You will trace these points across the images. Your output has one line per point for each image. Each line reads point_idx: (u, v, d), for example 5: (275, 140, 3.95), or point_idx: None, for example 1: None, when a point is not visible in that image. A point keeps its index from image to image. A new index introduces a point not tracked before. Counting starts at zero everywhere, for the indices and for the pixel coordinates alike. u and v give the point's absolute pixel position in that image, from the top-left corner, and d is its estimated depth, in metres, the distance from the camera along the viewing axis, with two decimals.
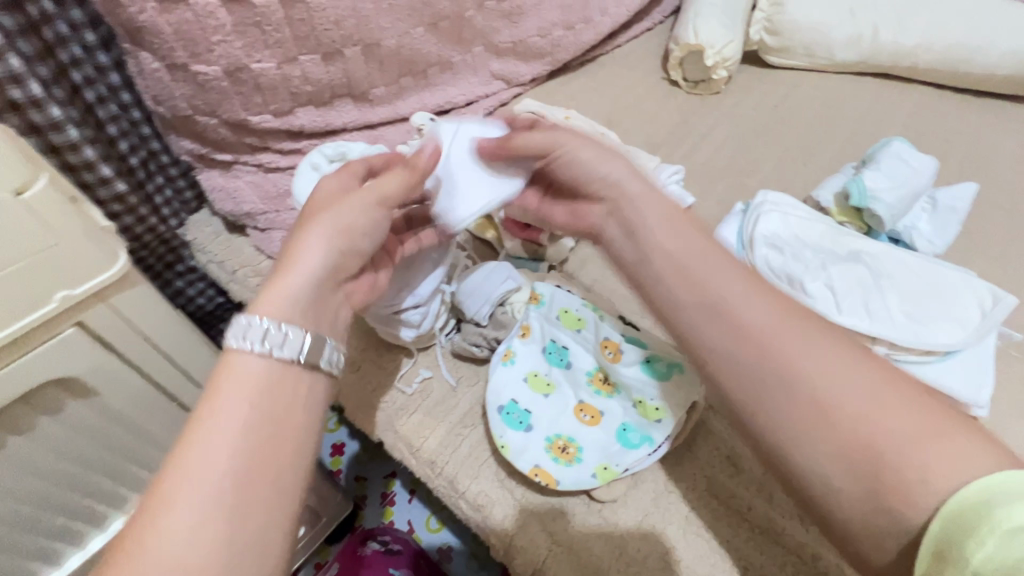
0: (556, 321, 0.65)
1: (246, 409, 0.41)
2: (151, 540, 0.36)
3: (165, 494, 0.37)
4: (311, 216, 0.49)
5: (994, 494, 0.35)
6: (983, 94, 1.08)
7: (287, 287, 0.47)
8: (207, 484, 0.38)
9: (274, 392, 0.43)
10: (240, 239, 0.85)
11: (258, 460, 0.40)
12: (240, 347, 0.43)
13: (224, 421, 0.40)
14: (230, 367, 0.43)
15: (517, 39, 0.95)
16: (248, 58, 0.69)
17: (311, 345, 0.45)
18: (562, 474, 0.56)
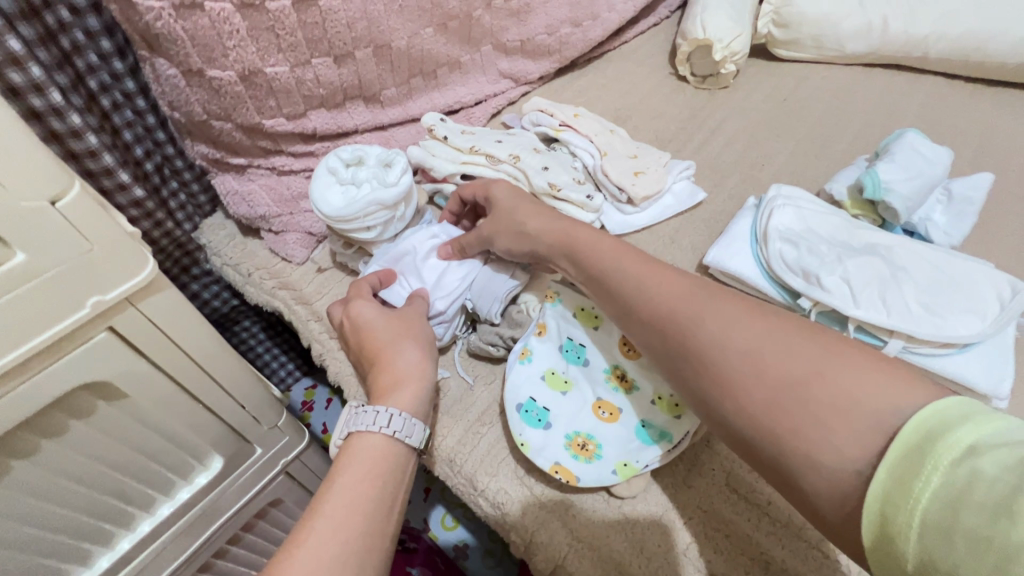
0: (572, 319, 0.64)
1: (365, 483, 0.46)
2: None
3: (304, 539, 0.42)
4: (411, 331, 0.58)
5: (934, 426, 0.33)
6: (994, 84, 1.07)
7: (400, 379, 0.54)
8: (337, 536, 0.42)
9: (391, 467, 0.49)
10: (255, 242, 0.86)
11: (365, 531, 0.43)
12: (366, 429, 0.49)
13: (353, 481, 0.46)
14: (359, 442, 0.49)
15: (525, 37, 0.95)
16: (262, 62, 0.69)
17: (421, 434, 0.51)
18: (582, 470, 0.56)
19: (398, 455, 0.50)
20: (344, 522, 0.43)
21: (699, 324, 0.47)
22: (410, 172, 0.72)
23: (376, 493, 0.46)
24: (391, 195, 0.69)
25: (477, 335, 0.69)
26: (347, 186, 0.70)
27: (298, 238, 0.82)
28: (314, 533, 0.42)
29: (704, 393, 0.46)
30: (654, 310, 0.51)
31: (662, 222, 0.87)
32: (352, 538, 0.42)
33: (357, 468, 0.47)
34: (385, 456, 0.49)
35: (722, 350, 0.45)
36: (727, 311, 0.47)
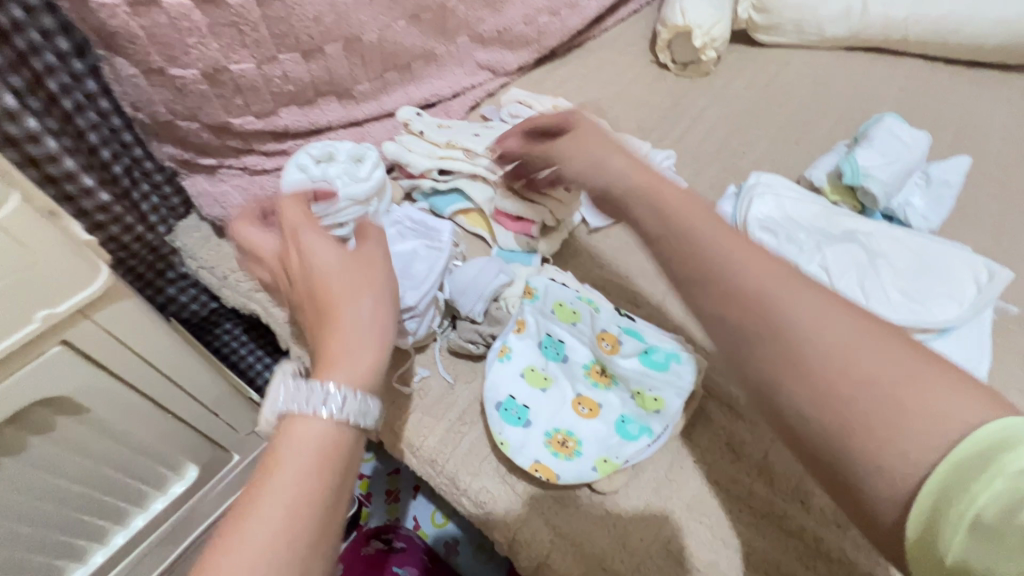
0: (551, 315, 0.62)
1: (302, 477, 0.40)
2: None
3: (229, 542, 0.37)
4: (364, 282, 0.48)
5: (1009, 435, 0.31)
6: (972, 66, 1.07)
7: (346, 343, 0.46)
8: (267, 539, 0.38)
9: (336, 452, 0.43)
10: (230, 244, 0.83)
11: (300, 532, 0.38)
12: (301, 412, 0.42)
13: (288, 474, 0.40)
14: (295, 426, 0.42)
15: (501, 27, 0.94)
16: (226, 59, 0.67)
17: (369, 412, 0.44)
18: (562, 468, 0.55)
19: (346, 440, 0.43)
20: (273, 526, 0.38)
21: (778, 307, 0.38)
22: (382, 167, 0.71)
23: (311, 490, 0.40)
24: (362, 190, 0.68)
25: (457, 332, 0.68)
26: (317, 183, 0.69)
27: None
28: (242, 537, 0.37)
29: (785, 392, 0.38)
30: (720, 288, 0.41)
31: None
32: (280, 544, 0.38)
33: (286, 462, 0.41)
34: (322, 444, 0.42)
35: (806, 341, 0.37)
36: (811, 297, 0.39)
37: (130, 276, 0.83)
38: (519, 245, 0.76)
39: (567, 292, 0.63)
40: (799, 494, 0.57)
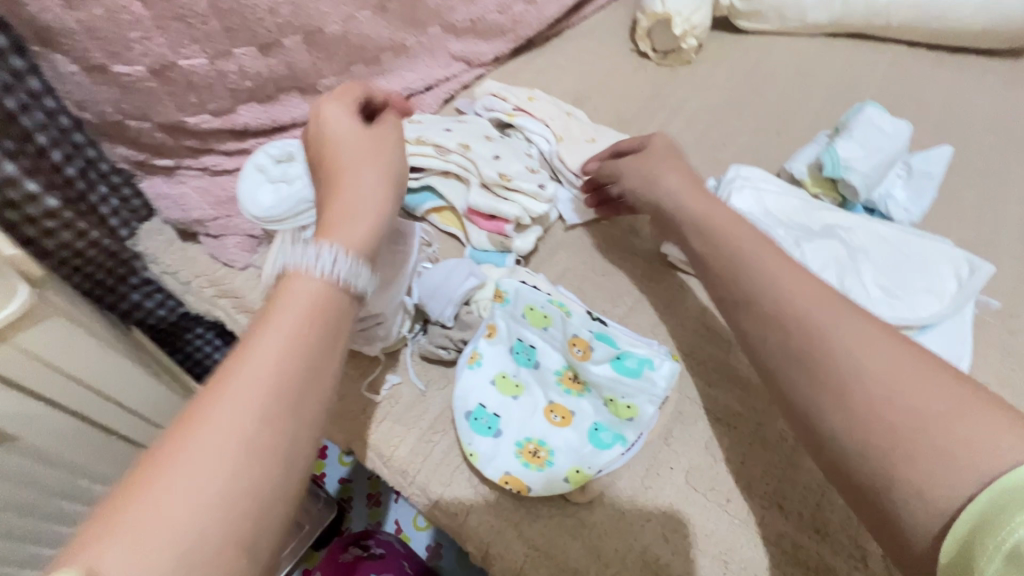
0: (522, 319, 0.60)
1: (292, 340, 0.38)
2: (182, 457, 0.33)
3: (208, 406, 0.35)
4: (376, 156, 0.49)
5: None
6: (956, 51, 1.05)
7: (350, 210, 0.46)
8: (248, 401, 0.35)
9: (328, 319, 0.40)
10: (195, 248, 0.80)
11: (285, 399, 0.36)
12: (297, 271, 0.41)
13: (278, 337, 0.38)
14: (289, 285, 0.40)
15: (474, 16, 0.91)
16: (175, 54, 0.64)
17: (365, 284, 0.43)
18: (533, 479, 0.53)
19: (338, 305, 0.41)
20: (267, 373, 0.36)
21: (821, 326, 0.46)
22: None
23: (311, 343, 0.38)
24: None
25: (428, 337, 0.66)
26: (278, 184, 0.66)
27: (239, 241, 0.77)
28: (228, 394, 0.35)
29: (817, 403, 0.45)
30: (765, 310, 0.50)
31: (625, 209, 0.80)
32: (273, 396, 0.36)
33: (278, 318, 0.39)
34: (325, 299, 0.41)
35: (846, 358, 0.44)
36: (854, 322, 0.46)
37: (89, 284, 0.78)
38: (492, 243, 0.73)
39: (538, 295, 0.60)
40: (777, 499, 0.56)
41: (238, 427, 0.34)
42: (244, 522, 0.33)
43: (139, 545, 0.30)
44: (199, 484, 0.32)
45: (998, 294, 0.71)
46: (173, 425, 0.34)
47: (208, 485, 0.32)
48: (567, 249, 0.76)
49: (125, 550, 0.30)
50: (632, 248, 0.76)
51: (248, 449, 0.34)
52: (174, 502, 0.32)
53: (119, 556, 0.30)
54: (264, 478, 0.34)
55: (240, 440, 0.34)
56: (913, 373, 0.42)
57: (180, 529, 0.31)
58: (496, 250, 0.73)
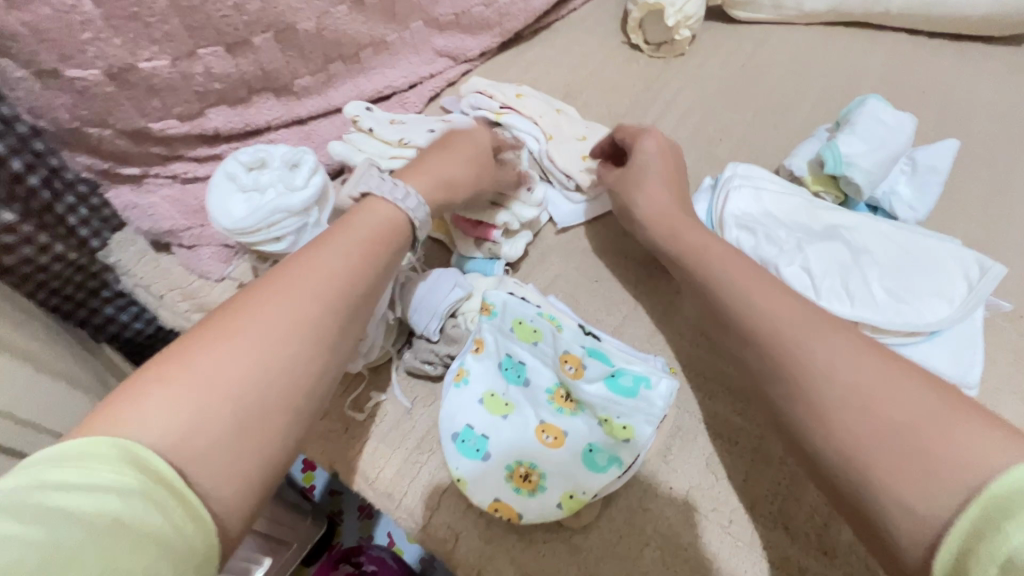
0: (510, 333, 0.57)
1: (351, 249, 0.47)
2: (249, 316, 0.41)
3: (277, 284, 0.43)
4: (461, 148, 0.63)
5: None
6: (957, 38, 1.02)
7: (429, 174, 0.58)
8: (306, 286, 0.43)
9: (381, 246, 0.49)
10: (168, 258, 0.75)
11: (334, 293, 0.44)
12: (380, 195, 0.52)
13: (341, 247, 0.46)
14: (368, 208, 0.51)
15: (459, 10, 0.86)
16: (133, 56, 0.60)
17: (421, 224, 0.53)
18: (524, 506, 0.50)
19: (397, 237, 0.51)
20: (302, 284, 0.43)
21: (805, 352, 0.47)
22: (321, 173, 0.64)
23: (341, 268, 0.45)
24: (299, 200, 0.61)
25: (413, 352, 0.62)
26: (249, 193, 0.62)
27: (213, 252, 0.74)
28: (292, 277, 0.44)
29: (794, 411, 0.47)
30: (750, 334, 0.52)
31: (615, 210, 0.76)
32: (323, 289, 0.44)
33: (343, 233, 0.48)
34: (378, 228, 0.50)
35: (817, 367, 0.46)
36: (837, 341, 0.47)
37: (56, 299, 0.70)
38: (479, 250, 0.69)
39: (526, 308, 0.57)
40: (783, 520, 0.53)
41: (274, 323, 0.41)
42: (260, 403, 0.39)
43: (176, 396, 0.36)
44: (232, 359, 0.39)
45: (1008, 295, 0.68)
46: (219, 313, 0.41)
47: (238, 363, 0.39)
48: (558, 254, 0.72)
49: (167, 396, 0.36)
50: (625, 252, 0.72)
51: (274, 342, 0.40)
52: (208, 369, 0.38)
53: (162, 401, 0.36)
54: (286, 369, 0.40)
55: (274, 334, 0.41)
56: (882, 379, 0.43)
57: (208, 391, 0.37)
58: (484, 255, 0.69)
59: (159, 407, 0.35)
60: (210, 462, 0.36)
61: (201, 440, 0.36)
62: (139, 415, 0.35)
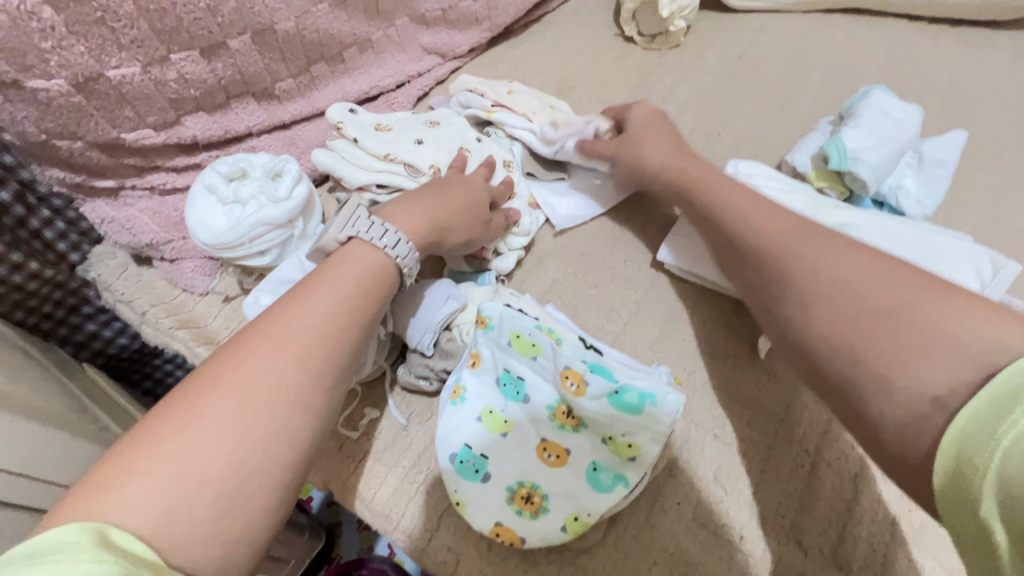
0: (508, 347, 0.54)
1: (339, 293, 0.44)
2: (234, 373, 0.38)
3: (262, 335, 0.40)
4: (448, 187, 0.59)
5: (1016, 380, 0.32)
6: (958, 24, 0.99)
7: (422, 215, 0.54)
8: (293, 337, 0.41)
9: (372, 288, 0.46)
10: (150, 272, 0.71)
11: (321, 344, 0.41)
12: (367, 240, 0.48)
13: (330, 290, 0.44)
14: (350, 252, 0.47)
15: (445, 5, 0.83)
16: (100, 64, 0.56)
17: (411, 270, 0.50)
18: (527, 529, 0.48)
19: (388, 275, 0.48)
20: (284, 343, 0.40)
21: (800, 257, 0.49)
22: (305, 181, 0.61)
23: (327, 321, 0.42)
24: (281, 212, 0.59)
25: (407, 368, 0.60)
26: (230, 206, 0.59)
27: (199, 264, 0.70)
28: (278, 327, 0.41)
29: (798, 318, 0.48)
30: (751, 250, 0.54)
31: (612, 210, 0.74)
32: (311, 342, 0.41)
33: (333, 276, 0.45)
34: (365, 273, 0.47)
35: (820, 273, 0.47)
36: (830, 246, 0.49)
37: (35, 317, 0.69)
38: (469, 264, 0.67)
39: (524, 320, 0.54)
40: (796, 533, 0.51)
41: (256, 390, 0.38)
42: (245, 477, 0.36)
43: (153, 483, 0.33)
44: (214, 433, 0.36)
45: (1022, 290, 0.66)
46: (194, 379, 0.38)
47: (219, 430, 0.36)
48: (555, 259, 0.70)
49: (144, 484, 0.33)
50: (624, 254, 0.70)
51: (258, 410, 0.38)
52: (196, 437, 0.35)
53: (137, 491, 0.33)
54: (271, 439, 0.38)
55: (256, 401, 0.38)
56: (874, 274, 0.45)
57: (195, 465, 0.35)
58: (475, 270, 0.67)
59: (136, 498, 0.33)
60: (192, 550, 0.33)
61: (183, 527, 0.33)
62: (120, 501, 0.32)
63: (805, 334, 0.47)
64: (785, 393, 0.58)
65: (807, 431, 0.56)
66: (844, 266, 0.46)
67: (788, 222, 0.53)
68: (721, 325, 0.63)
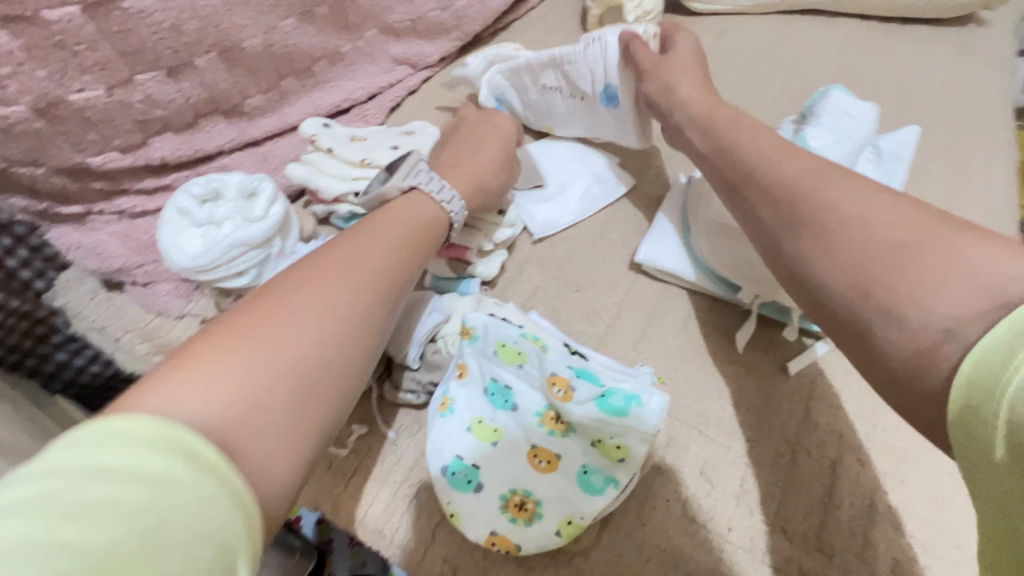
0: (494, 356, 0.55)
1: (397, 240, 0.51)
2: (302, 293, 0.42)
3: (328, 264, 0.45)
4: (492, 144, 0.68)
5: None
6: (906, 22, 1.04)
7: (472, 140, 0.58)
8: (357, 271, 0.46)
9: (423, 239, 0.54)
10: (122, 297, 0.68)
11: (380, 280, 0.47)
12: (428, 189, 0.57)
13: (386, 237, 0.50)
14: (411, 204, 0.56)
15: (415, 15, 0.83)
16: (62, 88, 0.55)
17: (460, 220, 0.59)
18: (521, 536, 0.49)
19: (434, 233, 0.56)
20: (340, 283, 0.44)
21: (822, 195, 0.49)
22: (281, 201, 0.61)
23: (376, 269, 0.47)
24: (257, 232, 0.58)
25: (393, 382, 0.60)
26: (206, 228, 0.58)
27: (174, 287, 0.68)
28: (341, 259, 0.46)
29: (809, 256, 0.48)
30: (768, 188, 0.54)
31: (588, 215, 0.75)
32: (372, 275, 0.46)
33: (389, 227, 0.52)
34: (406, 228, 0.53)
35: (837, 209, 0.48)
36: (851, 183, 0.49)
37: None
38: (453, 270, 0.69)
39: (509, 329, 0.55)
40: (780, 521, 0.53)
41: (325, 312, 0.42)
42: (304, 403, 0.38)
43: (233, 373, 0.36)
44: (288, 336, 0.39)
45: None
46: (264, 297, 0.42)
47: (293, 336, 0.39)
48: (535, 264, 0.71)
49: (220, 391, 0.34)
50: (602, 257, 0.71)
51: (318, 341, 0.40)
52: (272, 339, 0.38)
53: (219, 379, 0.35)
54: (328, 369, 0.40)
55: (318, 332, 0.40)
56: (890, 208, 0.46)
57: (273, 361, 0.37)
58: (457, 276, 0.68)
59: (217, 385, 0.35)
60: (260, 464, 0.34)
61: (260, 421, 0.35)
62: (203, 385, 0.34)
63: (822, 270, 0.47)
64: (763, 386, 0.60)
65: (785, 421, 0.58)
66: (862, 202, 0.47)
67: (807, 164, 0.53)
68: (699, 323, 0.65)
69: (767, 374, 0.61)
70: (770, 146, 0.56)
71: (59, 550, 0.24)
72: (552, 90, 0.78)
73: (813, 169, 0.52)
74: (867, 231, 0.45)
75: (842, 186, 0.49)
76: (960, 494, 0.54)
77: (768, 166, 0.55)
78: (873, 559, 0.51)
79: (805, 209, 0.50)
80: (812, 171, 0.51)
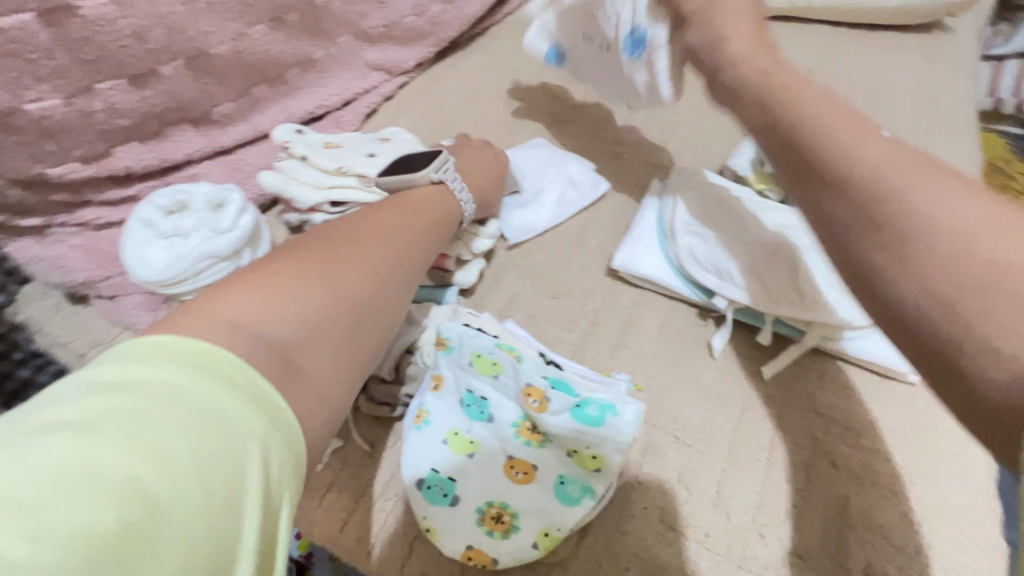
0: (469, 367, 0.55)
1: (425, 215, 0.58)
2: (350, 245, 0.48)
3: (372, 227, 0.52)
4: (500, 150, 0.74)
5: None
6: (876, 28, 1.06)
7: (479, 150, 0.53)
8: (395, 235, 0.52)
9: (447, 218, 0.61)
10: (87, 311, 0.65)
11: (412, 246, 0.53)
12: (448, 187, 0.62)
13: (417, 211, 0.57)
14: (438, 194, 0.61)
15: (389, 21, 0.82)
16: (17, 97, 0.53)
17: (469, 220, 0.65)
18: (498, 550, 0.48)
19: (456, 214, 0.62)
20: (380, 246, 0.50)
21: (908, 194, 0.38)
22: (250, 211, 0.59)
23: (408, 242, 0.53)
24: (226, 243, 0.56)
25: (369, 395, 0.58)
26: (172, 240, 0.57)
27: (141, 299, 0.64)
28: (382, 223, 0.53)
29: (886, 270, 0.38)
30: (839, 180, 0.42)
31: (566, 222, 0.75)
32: (407, 241, 0.53)
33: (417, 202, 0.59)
34: (433, 210, 0.59)
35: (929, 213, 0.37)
36: (945, 181, 0.38)
37: None
38: (431, 277, 0.67)
39: (484, 340, 0.55)
40: (757, 526, 0.53)
41: (370, 264, 0.48)
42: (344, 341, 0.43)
43: (296, 298, 0.41)
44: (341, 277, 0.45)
45: None
46: (316, 243, 0.47)
47: (342, 278, 0.45)
48: (513, 272, 0.71)
49: (280, 318, 0.39)
50: (579, 264, 0.71)
51: (366, 289, 0.46)
52: (325, 277, 0.44)
53: (286, 301, 0.40)
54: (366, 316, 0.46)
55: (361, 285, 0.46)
56: (999, 221, 0.35)
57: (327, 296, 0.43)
58: (435, 284, 0.67)
59: (284, 306, 0.40)
60: (307, 384, 0.39)
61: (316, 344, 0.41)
62: (273, 303, 0.40)
63: (904, 292, 0.37)
64: (739, 391, 0.61)
65: (761, 425, 0.58)
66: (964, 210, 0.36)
67: (891, 152, 0.41)
68: (677, 328, 0.65)
69: (743, 379, 0.61)
70: (840, 124, 0.44)
71: (106, 466, 0.26)
72: (585, 38, 0.82)
73: (899, 158, 0.40)
74: (969, 249, 0.35)
75: (938, 186, 0.37)
76: (933, 495, 0.55)
77: (841, 151, 0.42)
78: (848, 561, 0.52)
79: (887, 209, 0.38)
80: (897, 161, 0.40)
